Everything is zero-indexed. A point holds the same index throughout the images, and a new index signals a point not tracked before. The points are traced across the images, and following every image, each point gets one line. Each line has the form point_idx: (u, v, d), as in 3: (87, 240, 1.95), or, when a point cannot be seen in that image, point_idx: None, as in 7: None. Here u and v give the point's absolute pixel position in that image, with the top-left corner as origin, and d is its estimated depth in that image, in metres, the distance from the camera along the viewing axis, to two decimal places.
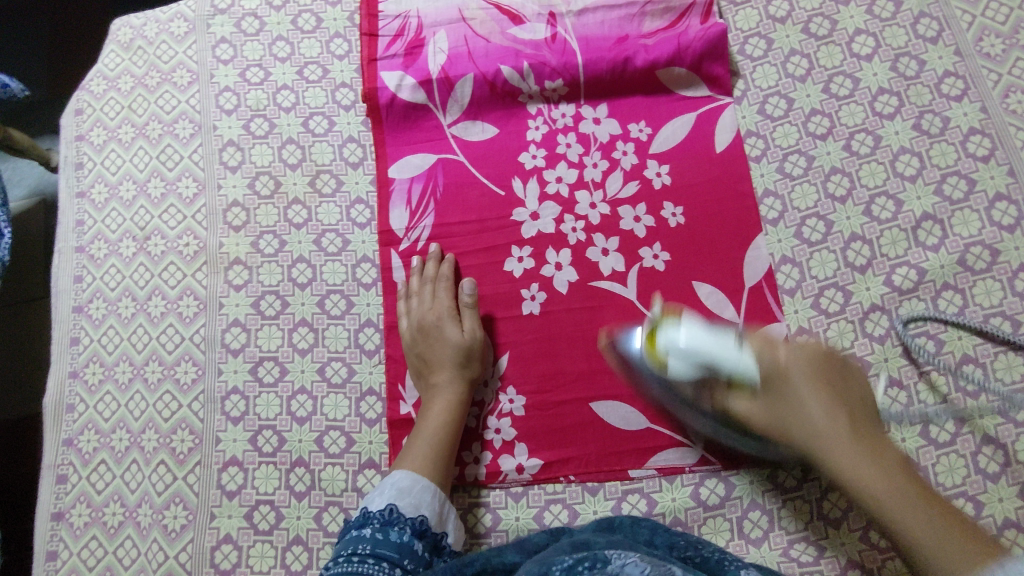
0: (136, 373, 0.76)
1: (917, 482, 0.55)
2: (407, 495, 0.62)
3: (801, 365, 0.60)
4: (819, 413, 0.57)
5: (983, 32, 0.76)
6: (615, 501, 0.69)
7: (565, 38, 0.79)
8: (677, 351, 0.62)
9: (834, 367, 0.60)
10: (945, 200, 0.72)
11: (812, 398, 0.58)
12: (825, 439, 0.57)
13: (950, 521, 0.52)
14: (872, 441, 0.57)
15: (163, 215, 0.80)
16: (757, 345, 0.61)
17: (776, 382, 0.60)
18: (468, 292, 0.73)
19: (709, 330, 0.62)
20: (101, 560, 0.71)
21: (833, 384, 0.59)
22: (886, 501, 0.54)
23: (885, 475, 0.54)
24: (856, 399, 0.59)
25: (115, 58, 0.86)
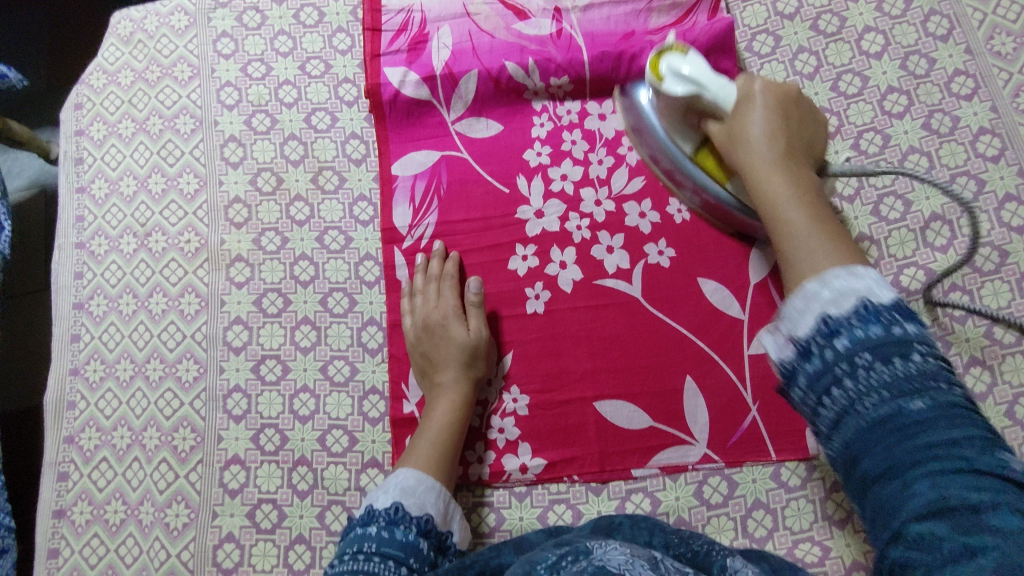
0: (137, 370, 0.75)
1: (814, 204, 0.55)
2: (412, 494, 0.61)
3: (765, 99, 0.62)
4: (761, 142, 0.60)
5: (994, 30, 0.75)
6: (618, 501, 0.69)
7: (570, 34, 0.78)
8: (682, 79, 0.64)
9: (793, 111, 0.63)
10: (954, 200, 0.72)
11: (757, 133, 0.61)
12: (755, 161, 0.59)
13: (828, 229, 0.52)
14: (792, 170, 0.58)
15: (164, 211, 0.79)
16: (744, 87, 0.63)
17: (740, 105, 0.63)
18: (474, 291, 0.73)
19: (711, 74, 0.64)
20: (103, 557, 0.71)
21: (789, 116, 0.62)
22: (780, 201, 0.56)
23: (790, 194, 0.56)
24: (806, 144, 0.62)
25: (114, 52, 0.85)
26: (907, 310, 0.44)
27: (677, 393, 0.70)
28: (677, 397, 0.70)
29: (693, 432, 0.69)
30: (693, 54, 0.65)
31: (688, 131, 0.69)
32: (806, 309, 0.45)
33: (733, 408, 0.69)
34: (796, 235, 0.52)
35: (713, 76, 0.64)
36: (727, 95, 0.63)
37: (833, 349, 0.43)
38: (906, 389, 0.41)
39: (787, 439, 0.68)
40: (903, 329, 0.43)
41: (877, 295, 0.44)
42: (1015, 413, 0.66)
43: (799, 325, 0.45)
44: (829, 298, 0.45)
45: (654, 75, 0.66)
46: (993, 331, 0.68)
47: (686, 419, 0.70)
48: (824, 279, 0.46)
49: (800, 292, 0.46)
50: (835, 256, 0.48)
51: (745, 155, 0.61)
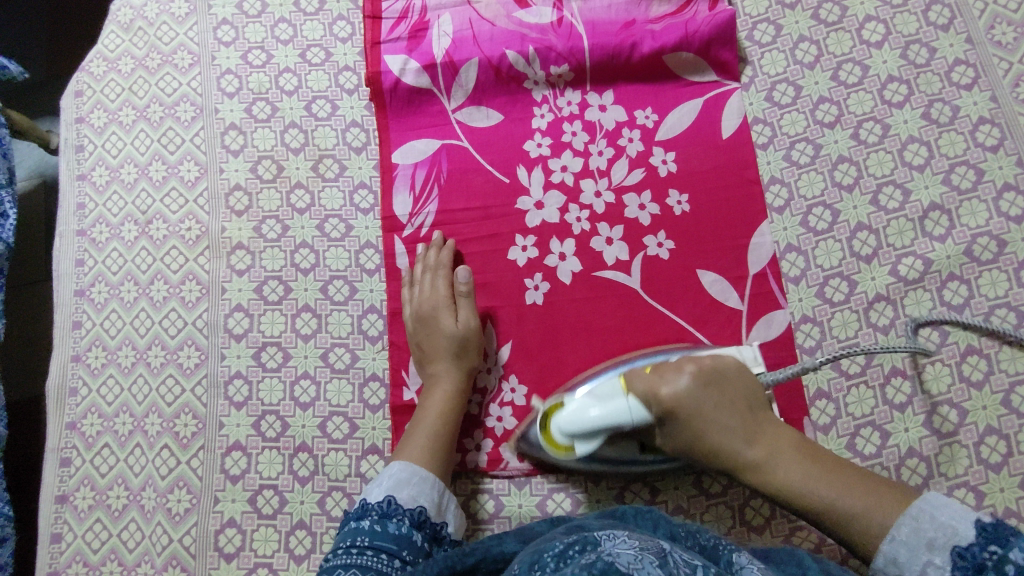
0: (139, 357, 0.76)
1: (806, 452, 0.60)
2: (405, 487, 0.62)
3: (693, 387, 0.61)
4: (741, 442, 0.61)
5: (995, 20, 0.75)
6: (617, 489, 0.70)
7: (571, 23, 0.78)
8: (586, 420, 0.63)
9: (714, 373, 0.62)
10: (952, 189, 0.72)
11: (711, 408, 0.61)
12: (738, 450, 0.61)
13: (829, 468, 0.59)
14: (765, 432, 0.61)
15: (165, 199, 0.80)
16: (641, 390, 0.63)
17: (687, 419, 0.61)
18: (464, 280, 0.73)
19: (599, 404, 0.63)
20: (106, 542, 0.71)
21: (711, 382, 0.62)
22: (802, 485, 0.59)
23: (799, 470, 0.59)
24: (735, 388, 0.62)
25: (115, 39, 0.85)
26: (989, 533, 0.48)
27: None
28: None
29: None
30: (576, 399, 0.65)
31: (630, 441, 0.66)
32: (912, 562, 0.52)
33: None
34: (838, 501, 0.57)
35: (611, 395, 0.64)
36: (639, 411, 0.62)
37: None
38: None
39: None
40: (1015, 561, 0.46)
41: (964, 538, 0.49)
42: (1011, 402, 0.67)
43: (903, 565, 0.52)
44: (934, 561, 0.50)
45: (560, 449, 0.66)
46: (991, 320, 0.68)
47: None
48: (895, 536, 0.53)
49: (881, 552, 0.53)
50: (868, 496, 0.56)
51: (724, 449, 0.61)
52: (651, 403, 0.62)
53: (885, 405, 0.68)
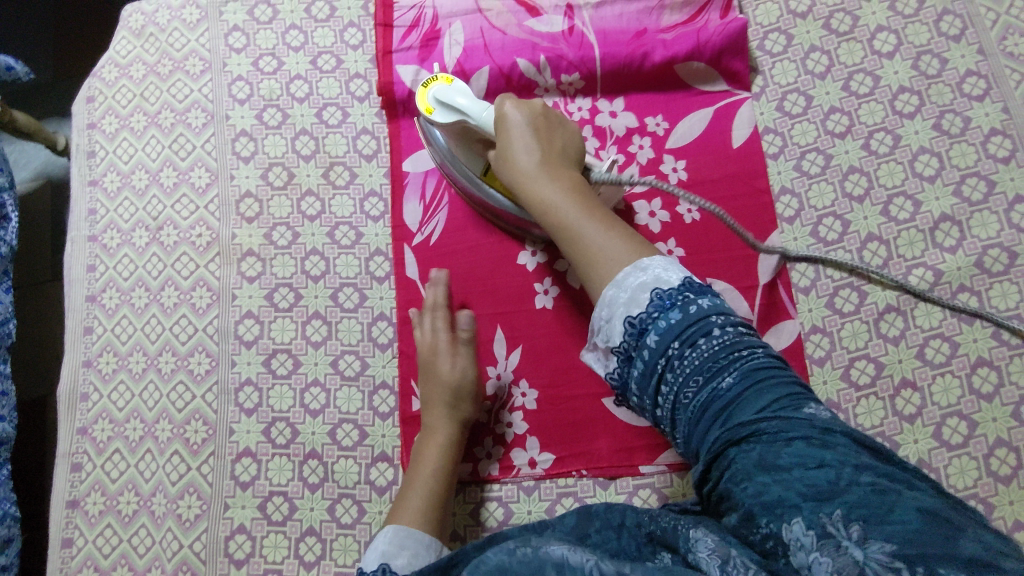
0: (149, 363, 0.76)
1: (583, 198, 0.59)
2: (399, 555, 0.60)
3: (518, 118, 0.64)
4: (530, 169, 0.62)
5: (1007, 30, 0.75)
6: (626, 496, 0.70)
7: (582, 31, 0.78)
8: (454, 110, 0.68)
9: (546, 117, 0.65)
10: (963, 201, 0.72)
11: (519, 136, 0.63)
12: (523, 175, 0.62)
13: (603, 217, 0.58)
14: (556, 171, 0.62)
15: (176, 205, 0.80)
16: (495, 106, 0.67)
17: (504, 133, 0.64)
18: (466, 326, 0.72)
19: (471, 99, 0.68)
20: (116, 547, 0.72)
21: (541, 125, 0.64)
22: (561, 211, 0.59)
23: (564, 201, 0.59)
24: (561, 147, 0.64)
25: (126, 45, 0.85)
26: (696, 288, 0.51)
27: None
28: None
29: None
30: (458, 83, 0.68)
31: (473, 156, 0.71)
32: (615, 310, 0.52)
33: None
34: (585, 236, 0.57)
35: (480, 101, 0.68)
36: (489, 119, 0.67)
37: (649, 348, 0.50)
38: (693, 339, 0.49)
39: None
40: (697, 305, 0.50)
41: (665, 283, 0.51)
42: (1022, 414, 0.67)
43: (617, 308, 0.52)
44: (627, 299, 0.52)
45: (422, 108, 0.69)
46: (1001, 332, 0.68)
47: None
48: (618, 283, 0.53)
49: (604, 301, 0.53)
50: (610, 235, 0.56)
51: (515, 178, 0.63)
52: (495, 120, 0.66)
53: (894, 416, 0.68)
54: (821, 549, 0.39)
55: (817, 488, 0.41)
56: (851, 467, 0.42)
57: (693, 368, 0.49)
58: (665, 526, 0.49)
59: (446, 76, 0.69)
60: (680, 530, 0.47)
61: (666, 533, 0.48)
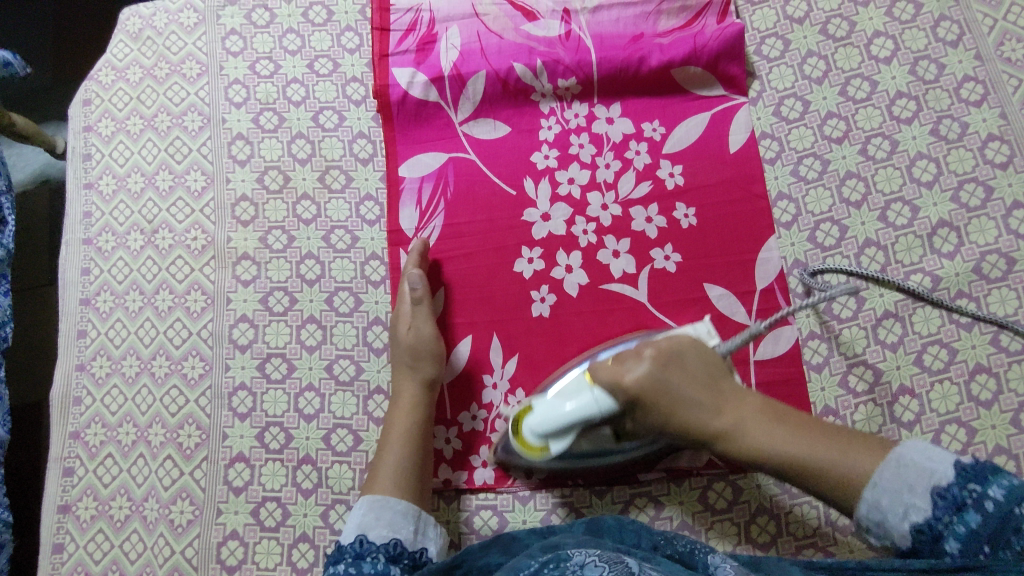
0: (143, 367, 0.75)
1: (783, 417, 0.56)
2: (375, 524, 0.61)
3: (654, 376, 0.57)
4: (711, 420, 0.57)
5: (1004, 36, 0.75)
6: (622, 503, 0.69)
7: (579, 36, 0.78)
8: (563, 433, 0.60)
9: (674, 350, 0.59)
10: (961, 207, 0.71)
11: (672, 386, 0.57)
12: (722, 429, 0.56)
13: (819, 432, 0.54)
14: (739, 403, 0.57)
15: (171, 208, 0.80)
16: (606, 381, 0.59)
17: (658, 404, 0.57)
18: (417, 286, 0.72)
19: (570, 399, 0.59)
20: (107, 553, 0.71)
21: (679, 369, 0.58)
22: (772, 448, 0.54)
23: (759, 418, 0.56)
24: (708, 371, 0.58)
25: (123, 48, 0.85)
26: (969, 467, 0.47)
27: None
28: None
29: None
30: (542, 406, 0.61)
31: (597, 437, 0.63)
32: (893, 513, 0.49)
33: None
34: (823, 459, 0.52)
35: (579, 393, 0.59)
36: (606, 398, 0.58)
37: (947, 552, 0.47)
38: (1005, 538, 0.44)
39: None
40: (991, 499, 0.45)
41: (942, 477, 0.47)
42: (1021, 422, 0.66)
43: (892, 520, 0.49)
44: (906, 499, 0.48)
45: (534, 450, 0.63)
46: (1000, 339, 0.68)
47: None
48: (875, 482, 0.50)
49: (867, 504, 0.50)
50: (846, 452, 0.52)
51: (690, 423, 0.57)
52: (616, 391, 0.58)
53: (893, 423, 0.68)
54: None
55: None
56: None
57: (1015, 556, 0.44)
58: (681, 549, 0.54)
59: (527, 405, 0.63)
60: (697, 553, 0.52)
61: (682, 556, 0.53)
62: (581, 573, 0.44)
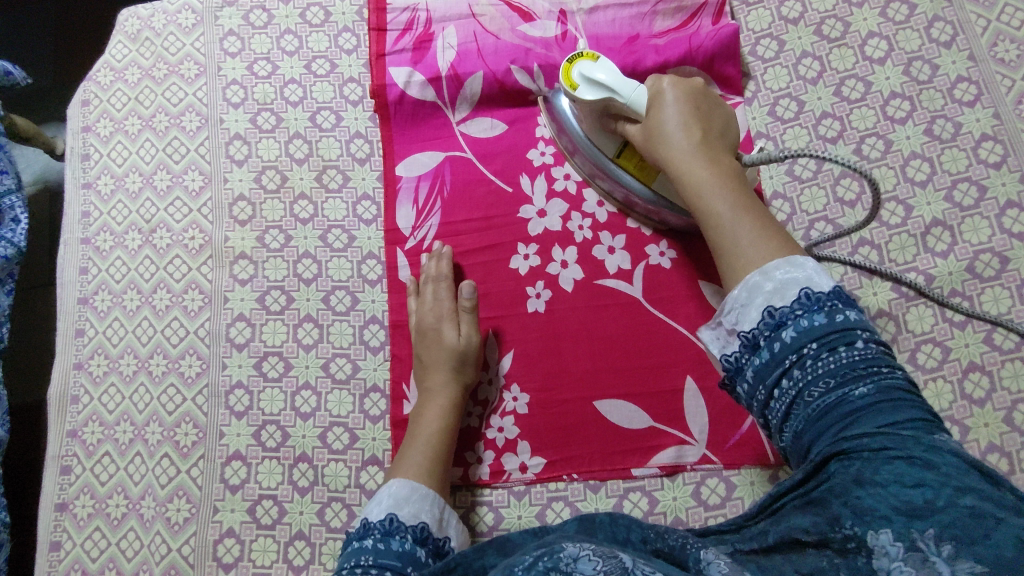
0: (141, 366, 0.76)
1: (741, 190, 0.57)
2: (406, 504, 0.61)
3: (674, 97, 0.64)
4: (674, 138, 0.62)
5: (997, 37, 0.75)
6: (616, 499, 0.69)
7: (576, 36, 0.79)
8: (597, 86, 0.67)
9: (705, 100, 0.64)
10: (955, 206, 0.72)
11: (676, 108, 0.63)
12: (678, 154, 0.60)
13: (759, 217, 0.55)
14: (716, 154, 0.60)
15: (169, 208, 0.80)
16: (652, 82, 0.66)
17: (654, 113, 0.64)
18: (468, 296, 0.72)
19: (613, 76, 0.67)
20: (104, 551, 0.71)
21: (698, 108, 0.63)
22: (704, 188, 0.58)
23: (711, 180, 0.58)
24: (719, 135, 0.63)
25: (121, 49, 0.85)
26: (847, 298, 0.49)
27: (677, 393, 0.71)
28: (677, 397, 0.70)
29: (693, 430, 0.70)
30: (603, 61, 0.68)
31: (606, 135, 0.71)
32: (753, 298, 0.51)
33: (733, 410, 0.70)
34: (734, 226, 0.55)
35: (625, 80, 0.67)
36: (638, 97, 0.65)
37: (783, 341, 0.49)
38: (829, 342, 0.47)
39: None
40: (844, 316, 0.48)
41: (817, 283, 0.49)
42: (1014, 420, 0.66)
43: (755, 296, 0.51)
44: (772, 291, 0.50)
45: (568, 83, 0.69)
46: (993, 337, 0.68)
47: (685, 419, 0.70)
48: (766, 271, 0.51)
49: (744, 280, 0.52)
50: (761, 237, 0.53)
51: (666, 141, 0.62)
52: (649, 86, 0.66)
53: None
54: (906, 561, 0.39)
55: (911, 505, 0.40)
56: (952, 488, 0.40)
57: (827, 370, 0.47)
58: (673, 543, 0.49)
59: (589, 52, 0.70)
60: (689, 548, 0.48)
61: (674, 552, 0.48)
62: (574, 567, 0.43)
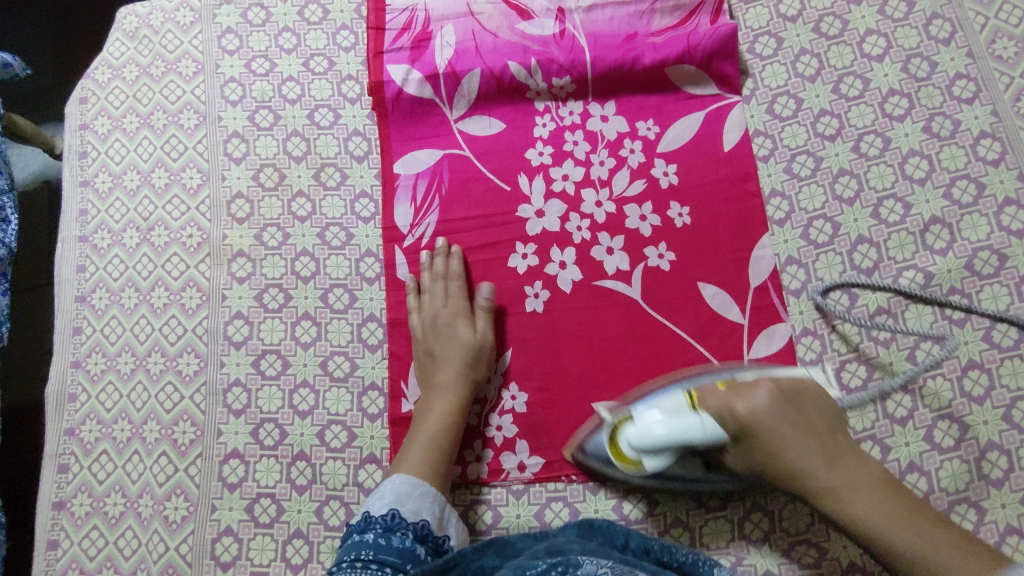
0: (138, 364, 0.76)
1: (891, 491, 0.57)
2: (408, 501, 0.62)
3: (768, 410, 0.60)
4: (864, 507, 0.56)
5: (996, 34, 0.75)
6: (616, 499, 0.69)
7: (574, 34, 0.79)
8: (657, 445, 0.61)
9: (796, 395, 0.61)
10: (953, 204, 0.72)
11: (786, 439, 0.59)
12: (830, 487, 0.57)
13: (914, 514, 0.55)
14: (848, 465, 0.58)
15: (167, 206, 0.80)
16: (719, 404, 0.61)
17: (762, 434, 0.59)
18: (486, 296, 0.73)
19: (666, 416, 0.61)
20: (102, 550, 0.71)
21: (797, 412, 0.60)
22: (880, 524, 0.55)
23: (886, 516, 0.55)
24: (823, 420, 0.60)
25: (119, 47, 0.85)
26: None
27: None
28: None
29: None
30: (642, 412, 0.63)
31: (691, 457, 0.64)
32: None
33: None
34: (912, 546, 0.54)
35: (685, 413, 0.61)
36: (710, 427, 0.60)
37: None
38: None
39: None
40: None
41: None
42: (1012, 417, 0.66)
43: None
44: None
45: (628, 461, 0.64)
46: (992, 334, 0.68)
47: None
48: None
49: None
50: (946, 544, 0.53)
51: (795, 477, 0.58)
52: (727, 420, 0.60)
53: (886, 418, 0.68)
54: None
55: None
56: None
57: None
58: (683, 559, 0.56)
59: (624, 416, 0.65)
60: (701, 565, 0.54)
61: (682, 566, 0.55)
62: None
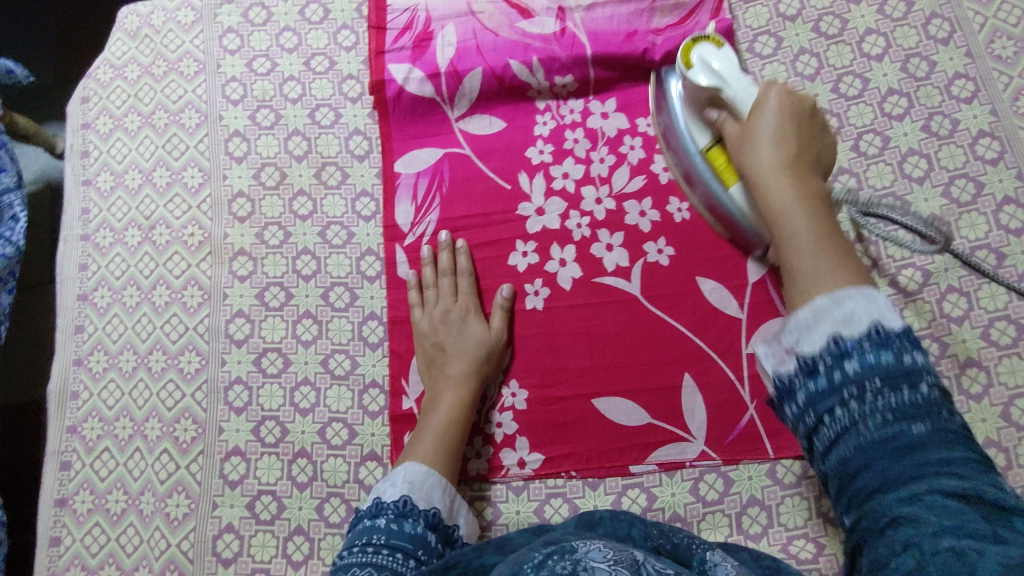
0: (140, 361, 0.76)
1: (825, 218, 0.52)
2: (420, 488, 0.62)
3: (777, 104, 0.59)
4: (764, 151, 0.57)
5: (994, 34, 0.76)
6: (615, 495, 0.69)
7: (574, 33, 0.79)
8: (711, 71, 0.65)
9: (807, 119, 0.60)
10: (952, 202, 0.72)
11: (765, 134, 0.58)
12: (766, 164, 0.56)
13: (838, 249, 0.49)
14: (808, 179, 0.55)
15: (168, 204, 0.80)
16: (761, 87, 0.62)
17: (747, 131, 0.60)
18: (506, 296, 0.73)
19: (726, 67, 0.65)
20: (104, 546, 0.71)
21: (800, 124, 0.59)
22: (789, 209, 0.53)
23: (800, 202, 0.53)
24: (815, 157, 0.58)
25: (121, 46, 0.86)
26: (915, 338, 0.44)
27: (675, 389, 0.71)
28: (675, 394, 0.71)
29: (691, 428, 0.70)
30: (726, 49, 0.66)
31: (706, 125, 0.69)
32: (818, 324, 0.45)
33: (730, 406, 0.70)
34: (806, 249, 0.50)
35: (740, 75, 0.65)
36: (746, 97, 0.63)
37: (841, 374, 0.44)
38: (897, 383, 0.42)
39: (783, 437, 0.69)
40: (913, 358, 0.43)
41: (887, 320, 0.44)
42: (1011, 415, 0.66)
43: (801, 340, 0.46)
44: (840, 317, 0.45)
45: (683, 62, 0.67)
46: (990, 333, 0.68)
47: (684, 417, 0.70)
48: (835, 297, 0.45)
49: (812, 305, 0.46)
50: (841, 264, 0.48)
51: (751, 162, 0.58)
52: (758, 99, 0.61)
53: None
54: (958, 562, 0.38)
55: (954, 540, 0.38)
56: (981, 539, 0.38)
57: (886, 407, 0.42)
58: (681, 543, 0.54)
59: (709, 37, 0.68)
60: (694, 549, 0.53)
61: (677, 550, 0.53)
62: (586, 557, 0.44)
